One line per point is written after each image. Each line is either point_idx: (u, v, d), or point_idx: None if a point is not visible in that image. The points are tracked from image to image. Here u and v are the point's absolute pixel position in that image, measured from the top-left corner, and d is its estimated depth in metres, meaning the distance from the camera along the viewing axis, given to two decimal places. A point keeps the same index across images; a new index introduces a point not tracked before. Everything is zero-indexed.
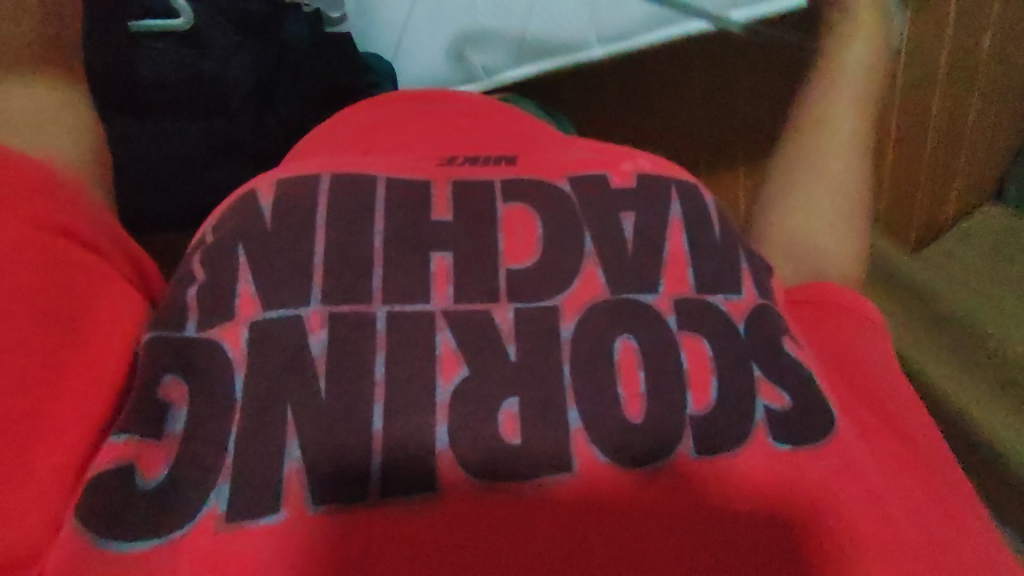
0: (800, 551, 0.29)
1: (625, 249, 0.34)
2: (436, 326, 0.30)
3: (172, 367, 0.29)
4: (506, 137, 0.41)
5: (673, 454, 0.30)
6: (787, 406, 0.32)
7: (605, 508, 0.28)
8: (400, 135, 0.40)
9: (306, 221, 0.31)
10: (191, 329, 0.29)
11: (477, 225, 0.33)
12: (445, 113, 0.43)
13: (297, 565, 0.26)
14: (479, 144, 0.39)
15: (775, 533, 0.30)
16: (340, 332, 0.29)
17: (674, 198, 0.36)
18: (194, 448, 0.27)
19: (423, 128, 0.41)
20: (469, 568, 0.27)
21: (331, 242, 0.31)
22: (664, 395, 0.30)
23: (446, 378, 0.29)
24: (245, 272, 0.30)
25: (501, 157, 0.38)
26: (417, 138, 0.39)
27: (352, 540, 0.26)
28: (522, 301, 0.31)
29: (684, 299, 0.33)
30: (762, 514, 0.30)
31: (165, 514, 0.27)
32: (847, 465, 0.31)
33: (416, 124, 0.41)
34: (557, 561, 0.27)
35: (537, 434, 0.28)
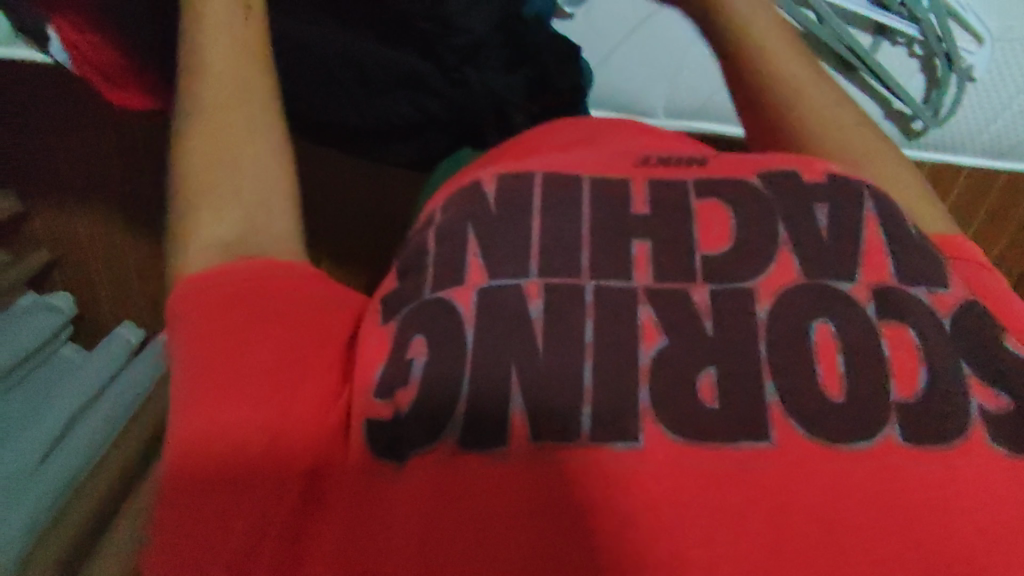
0: (1012, 549, 0.29)
1: (822, 240, 0.35)
2: (638, 301, 0.33)
3: (421, 329, 0.33)
4: (687, 147, 0.44)
5: (878, 437, 0.30)
6: (1005, 407, 0.31)
7: (813, 480, 0.28)
8: (585, 147, 0.43)
9: (526, 207, 0.36)
10: (428, 292, 0.34)
11: (672, 219, 0.36)
12: (611, 135, 0.45)
13: (520, 493, 0.29)
14: (670, 149, 0.43)
15: (992, 531, 0.29)
16: (554, 300, 0.33)
17: (869, 197, 0.37)
18: (427, 387, 0.31)
19: (608, 140, 0.44)
20: (675, 518, 0.28)
21: (546, 226, 0.35)
22: (863, 384, 0.31)
23: (648, 345, 0.31)
24: (474, 246, 0.35)
25: (693, 159, 0.41)
26: (608, 144, 0.43)
27: (565, 479, 0.29)
28: (719, 284, 0.34)
29: (882, 289, 0.34)
30: (975, 509, 0.29)
31: (414, 441, 0.31)
32: None
33: (594, 141, 0.44)
34: (762, 525, 0.28)
35: (736, 404, 0.30)
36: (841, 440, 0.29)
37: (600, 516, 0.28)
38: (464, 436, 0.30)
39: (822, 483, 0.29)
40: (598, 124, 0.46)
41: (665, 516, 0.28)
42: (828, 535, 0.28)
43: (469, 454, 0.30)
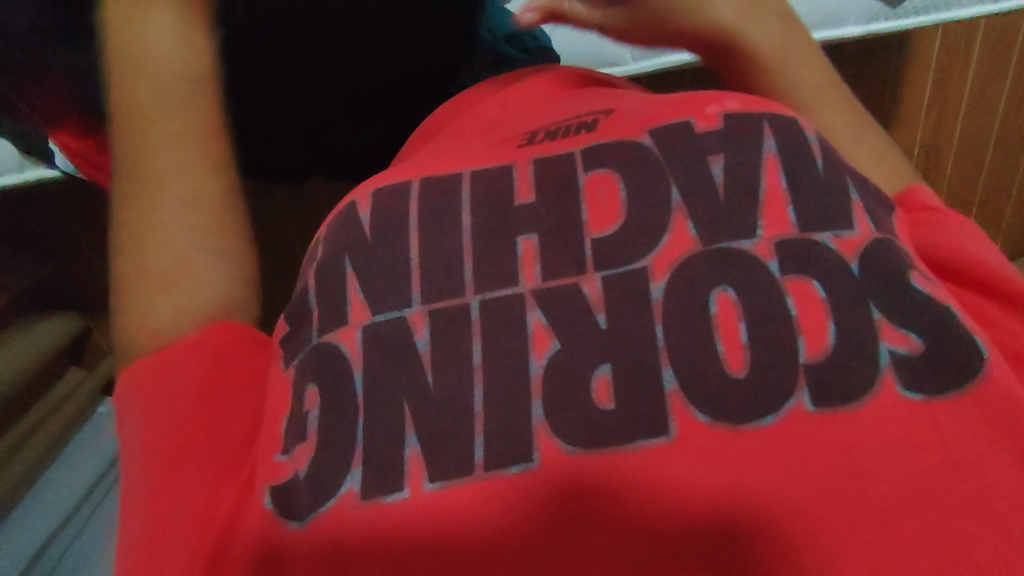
0: (937, 496, 0.28)
1: (717, 197, 0.33)
2: (526, 306, 0.31)
3: (314, 379, 0.32)
4: (587, 96, 0.42)
5: (785, 407, 0.29)
6: (918, 348, 0.30)
7: (718, 475, 0.28)
8: (484, 123, 0.42)
9: (401, 225, 0.34)
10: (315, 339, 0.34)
11: (558, 204, 0.34)
12: (510, 99, 0.44)
13: (427, 531, 0.29)
14: (561, 113, 0.40)
15: (917, 485, 0.28)
16: (438, 322, 0.32)
17: (768, 133, 0.35)
18: (326, 438, 0.31)
19: (501, 113, 0.43)
20: (580, 529, 0.28)
21: (424, 242, 0.34)
22: (769, 351, 0.30)
23: (538, 354, 0.30)
24: (353, 281, 0.33)
25: (580, 123, 0.38)
26: (499, 120, 0.41)
27: (466, 508, 0.29)
28: (609, 268, 0.32)
29: (786, 241, 0.32)
30: (897, 467, 0.28)
31: (314, 498, 0.31)
32: (983, 404, 0.29)
33: (486, 117, 0.43)
34: (669, 520, 0.28)
35: (632, 402, 0.29)
36: (744, 420, 0.28)
37: (511, 538, 0.28)
38: (364, 484, 0.30)
39: (727, 470, 0.28)
40: (495, 97, 0.46)
41: (569, 525, 0.28)
42: (738, 522, 0.28)
43: (372, 499, 0.30)
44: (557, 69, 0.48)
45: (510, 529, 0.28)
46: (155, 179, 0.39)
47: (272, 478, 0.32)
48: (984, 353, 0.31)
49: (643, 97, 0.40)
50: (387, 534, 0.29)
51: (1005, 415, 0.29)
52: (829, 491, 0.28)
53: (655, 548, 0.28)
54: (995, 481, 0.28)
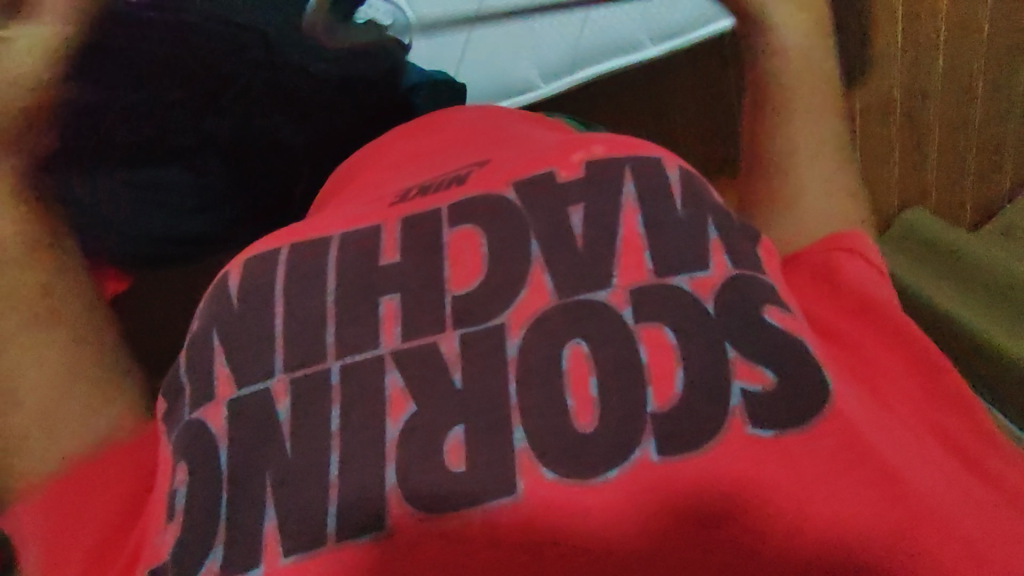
0: (771, 536, 0.29)
1: (575, 247, 0.34)
2: (386, 369, 0.32)
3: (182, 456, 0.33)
4: (468, 145, 0.42)
5: (632, 458, 0.29)
6: (772, 383, 0.30)
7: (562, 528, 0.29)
8: (370, 179, 0.43)
9: (268, 294, 0.35)
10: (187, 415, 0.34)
11: (422, 264, 0.35)
12: (399, 153, 0.45)
13: None
14: (438, 167, 0.41)
15: (755, 527, 0.29)
16: (299, 391, 0.32)
17: (627, 176, 0.35)
18: (192, 516, 0.31)
19: (385, 169, 0.43)
20: None
21: (289, 310, 0.34)
22: (620, 401, 0.30)
23: (395, 418, 0.31)
24: (221, 355, 0.34)
25: (452, 178, 0.38)
26: (382, 177, 0.42)
27: None
28: (468, 326, 0.32)
29: (641, 288, 0.32)
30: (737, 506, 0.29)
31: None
32: (832, 439, 0.30)
33: (373, 173, 0.44)
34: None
35: (482, 463, 0.29)
36: (592, 473, 0.29)
37: None
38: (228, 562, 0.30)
39: (572, 523, 0.29)
40: (387, 150, 0.47)
41: None
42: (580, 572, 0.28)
43: None
44: (453, 112, 0.49)
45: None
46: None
47: (149, 557, 0.33)
48: (833, 387, 0.31)
49: (517, 144, 0.41)
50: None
51: (854, 448, 0.30)
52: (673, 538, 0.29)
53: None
54: (835, 516, 0.29)
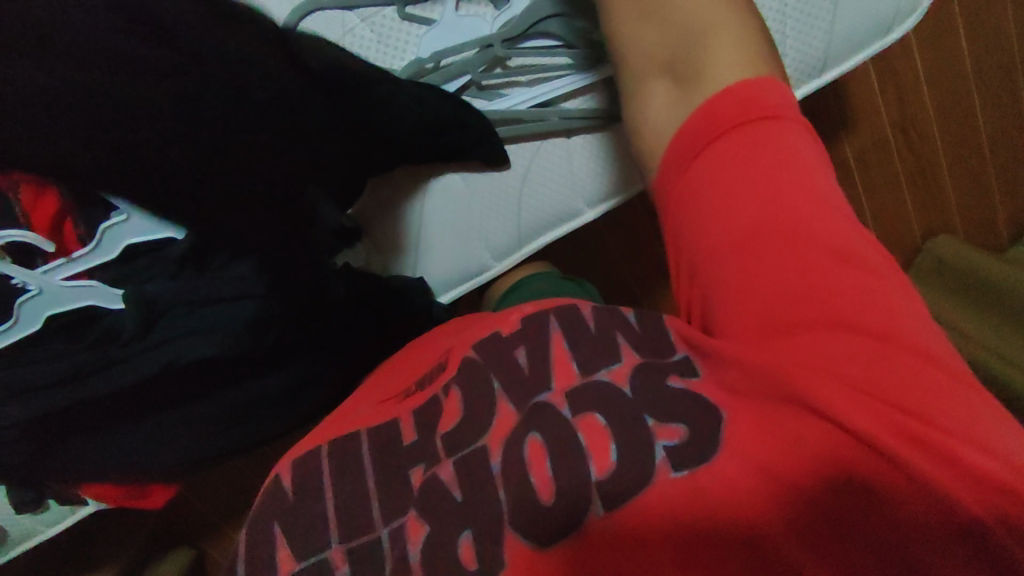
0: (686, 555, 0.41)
1: (523, 373, 0.46)
2: (408, 508, 0.44)
3: None
4: (449, 337, 0.56)
5: (585, 518, 0.41)
6: (683, 434, 0.42)
7: None
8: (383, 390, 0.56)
9: (321, 482, 0.47)
10: None
11: (425, 431, 0.46)
12: (410, 357, 0.59)
13: None
14: (426, 360, 0.55)
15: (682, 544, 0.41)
16: (358, 557, 0.44)
17: (552, 320, 0.48)
18: None
19: (395, 379, 0.56)
20: None
21: (337, 492, 0.46)
22: (566, 475, 0.42)
23: (415, 540, 0.42)
24: (283, 541, 0.45)
25: (439, 365, 0.51)
26: (390, 388, 0.55)
27: None
28: (458, 454, 0.44)
29: (573, 390, 0.45)
30: (651, 536, 0.41)
31: None
32: (723, 474, 0.41)
33: (389, 380, 0.57)
34: None
35: (488, 552, 0.41)
36: (554, 538, 0.41)
37: None
38: None
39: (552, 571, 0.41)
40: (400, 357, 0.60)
41: None
42: None
43: None
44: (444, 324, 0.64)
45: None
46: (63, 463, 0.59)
47: None
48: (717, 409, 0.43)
49: (483, 320, 0.54)
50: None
51: (739, 477, 0.41)
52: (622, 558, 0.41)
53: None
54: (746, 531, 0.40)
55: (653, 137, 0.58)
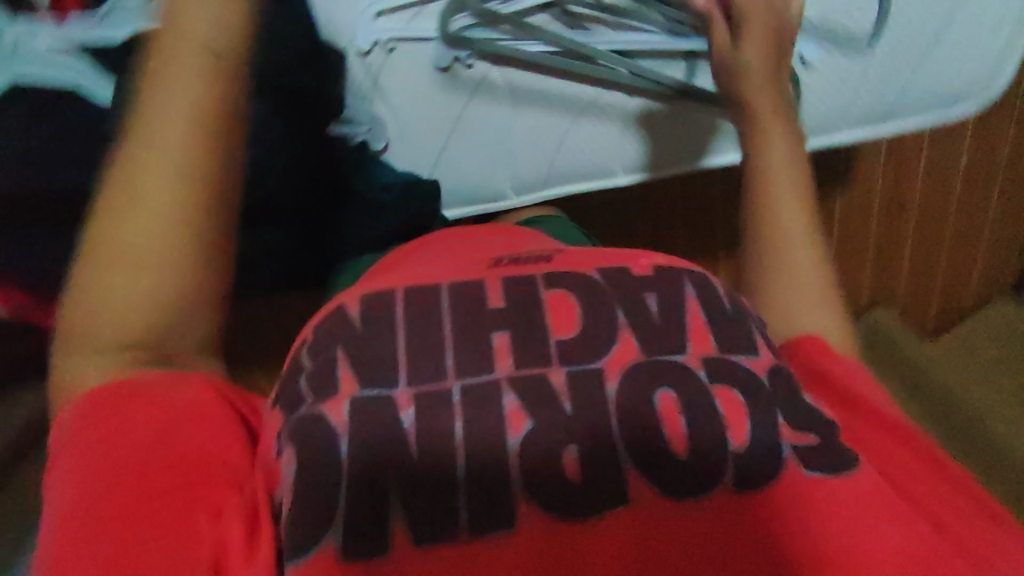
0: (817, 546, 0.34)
1: (652, 320, 0.40)
2: (502, 392, 0.35)
3: (290, 440, 0.33)
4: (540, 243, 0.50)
5: (714, 487, 0.35)
6: (814, 443, 0.38)
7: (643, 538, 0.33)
8: (445, 256, 0.46)
9: (387, 320, 0.38)
10: (301, 411, 0.34)
11: (523, 313, 0.39)
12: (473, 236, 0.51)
13: None
14: (519, 246, 0.47)
15: (813, 536, 0.35)
16: (424, 409, 0.34)
17: (687, 283, 0.43)
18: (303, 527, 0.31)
19: (446, 250, 0.47)
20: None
21: (409, 336, 0.37)
22: (701, 438, 0.36)
23: (515, 431, 0.34)
24: (343, 358, 0.36)
25: (538, 256, 0.45)
26: (476, 253, 0.46)
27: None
28: (573, 365, 0.37)
29: (710, 358, 0.39)
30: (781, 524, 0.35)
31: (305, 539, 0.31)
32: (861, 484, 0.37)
33: (437, 250, 0.47)
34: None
35: (596, 475, 0.33)
36: (684, 494, 0.34)
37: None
38: (346, 541, 0.31)
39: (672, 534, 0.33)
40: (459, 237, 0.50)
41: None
42: None
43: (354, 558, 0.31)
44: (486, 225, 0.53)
45: (492, 558, 0.31)
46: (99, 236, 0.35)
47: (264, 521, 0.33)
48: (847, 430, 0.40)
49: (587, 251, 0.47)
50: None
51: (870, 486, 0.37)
52: (732, 529, 0.34)
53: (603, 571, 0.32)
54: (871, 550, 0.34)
55: (779, 262, 0.51)
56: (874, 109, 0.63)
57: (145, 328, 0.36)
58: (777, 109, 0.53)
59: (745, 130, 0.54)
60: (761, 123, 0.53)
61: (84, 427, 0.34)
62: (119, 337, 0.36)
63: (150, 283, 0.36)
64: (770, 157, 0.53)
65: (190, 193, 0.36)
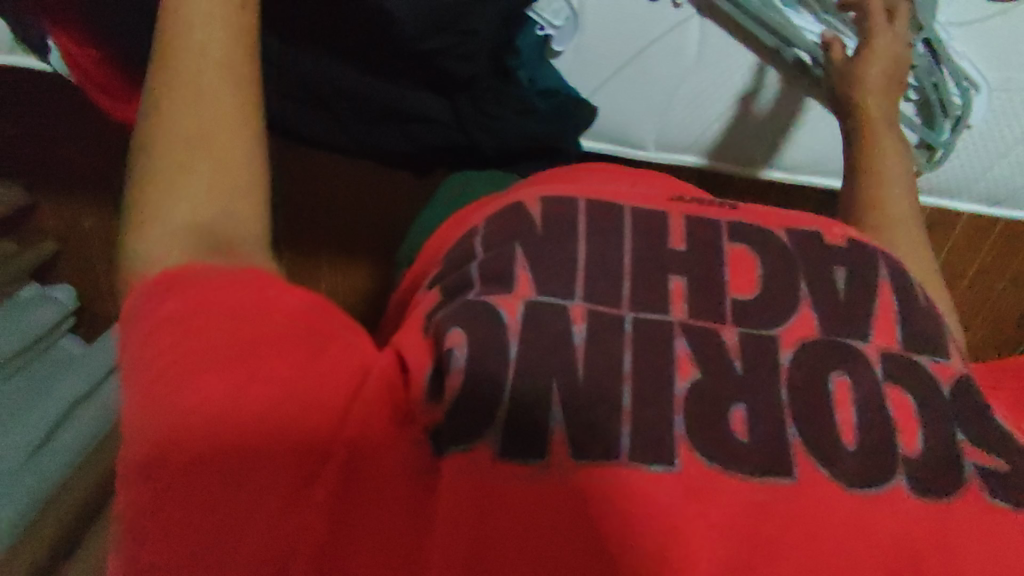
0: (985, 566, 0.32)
1: (837, 299, 0.38)
2: (674, 334, 0.34)
3: (458, 323, 0.33)
4: None
5: (890, 481, 0.32)
6: (1001, 467, 0.34)
7: (807, 513, 0.30)
8: (618, 181, 0.45)
9: (570, 231, 0.37)
10: (471, 297, 0.34)
11: (703, 260, 0.38)
12: (646, 172, 0.48)
13: (560, 529, 0.28)
14: (696, 191, 0.46)
15: (996, 570, 0.32)
16: (597, 326, 0.34)
17: (881, 265, 0.41)
18: (464, 409, 0.31)
19: (620, 174, 0.46)
20: (709, 526, 0.29)
21: (589, 251, 0.36)
22: (874, 431, 0.34)
23: (682, 377, 0.33)
24: (522, 261, 0.35)
25: (723, 202, 0.43)
26: (653, 185, 0.45)
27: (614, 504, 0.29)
28: (746, 326, 0.36)
29: (892, 354, 0.37)
30: (955, 537, 0.31)
31: (460, 431, 0.31)
32: None
33: (611, 174, 0.46)
34: (762, 538, 0.30)
35: (763, 437, 0.32)
36: (857, 482, 0.31)
37: (660, 520, 0.29)
38: (505, 438, 0.30)
39: (839, 520, 0.31)
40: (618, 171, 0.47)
41: (696, 525, 0.29)
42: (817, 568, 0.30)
43: (509, 456, 0.30)
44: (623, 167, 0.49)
45: (654, 502, 0.29)
46: (192, 147, 0.33)
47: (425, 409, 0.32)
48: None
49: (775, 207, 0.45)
50: (529, 493, 0.29)
51: None
52: (906, 547, 0.31)
53: (771, 546, 0.29)
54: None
55: (885, 232, 0.48)
56: (959, 185, 0.71)
57: (229, 232, 0.33)
58: (876, 84, 0.51)
59: (846, 103, 0.53)
60: (870, 103, 0.51)
61: (171, 292, 0.30)
62: (213, 236, 0.32)
63: (246, 203, 0.34)
64: (882, 138, 0.51)
65: (232, 81, 0.34)
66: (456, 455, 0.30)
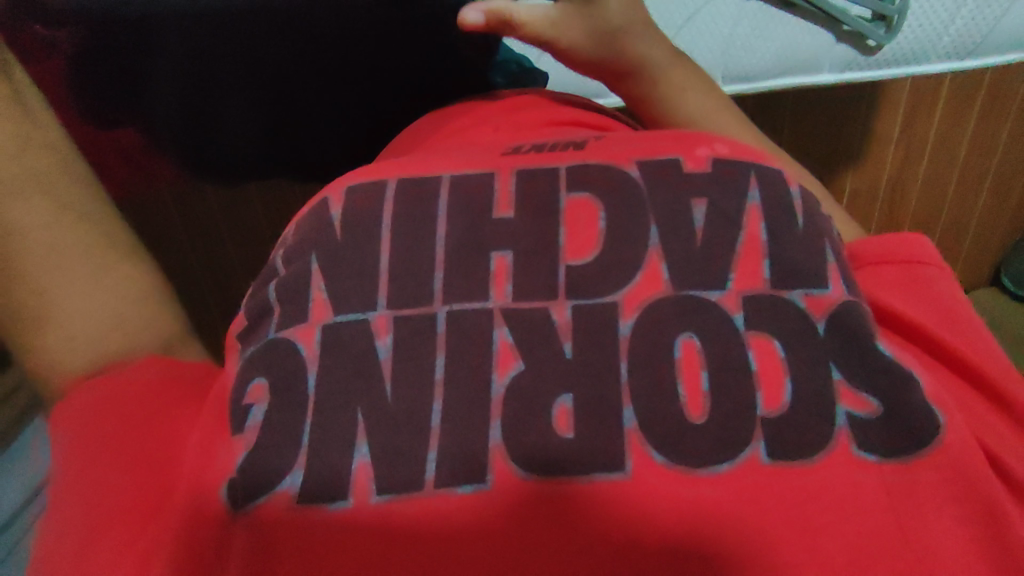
0: (863, 528, 0.28)
1: (692, 241, 0.32)
2: (494, 324, 0.30)
3: (258, 370, 0.31)
4: (575, 106, 0.46)
5: (741, 455, 0.29)
6: (876, 411, 0.30)
7: (635, 507, 0.28)
8: (464, 135, 0.42)
9: (375, 228, 0.33)
10: (272, 333, 0.32)
11: (536, 224, 0.33)
12: (507, 105, 0.45)
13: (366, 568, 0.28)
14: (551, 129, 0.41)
15: (873, 530, 0.28)
16: (405, 335, 0.30)
17: (752, 185, 0.34)
18: (261, 456, 0.29)
19: (469, 122, 0.44)
20: (521, 541, 0.28)
21: (396, 247, 0.32)
22: (728, 398, 0.29)
23: (502, 372, 0.30)
24: (318, 279, 0.32)
25: (569, 140, 0.37)
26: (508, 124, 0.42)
27: (424, 535, 0.28)
28: (581, 298, 0.31)
29: (755, 297, 0.31)
30: (820, 502, 0.28)
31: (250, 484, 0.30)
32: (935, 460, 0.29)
33: (459, 123, 0.44)
34: (583, 543, 0.28)
35: (592, 430, 0.29)
36: (700, 463, 0.28)
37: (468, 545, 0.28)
38: (306, 488, 0.29)
39: (680, 509, 0.28)
40: (476, 117, 0.44)
41: (507, 539, 0.28)
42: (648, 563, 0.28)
43: (310, 505, 0.29)
44: (535, 97, 0.47)
45: (459, 529, 0.28)
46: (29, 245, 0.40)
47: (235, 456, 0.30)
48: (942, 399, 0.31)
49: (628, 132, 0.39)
50: (328, 542, 0.28)
51: (948, 463, 0.29)
52: (758, 522, 0.28)
53: (597, 558, 0.28)
54: (947, 557, 0.28)
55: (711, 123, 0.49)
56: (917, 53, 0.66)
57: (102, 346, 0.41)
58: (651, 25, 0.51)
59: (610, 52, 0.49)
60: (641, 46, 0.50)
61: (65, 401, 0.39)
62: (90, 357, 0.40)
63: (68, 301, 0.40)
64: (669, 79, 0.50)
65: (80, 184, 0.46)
66: (257, 510, 0.29)
